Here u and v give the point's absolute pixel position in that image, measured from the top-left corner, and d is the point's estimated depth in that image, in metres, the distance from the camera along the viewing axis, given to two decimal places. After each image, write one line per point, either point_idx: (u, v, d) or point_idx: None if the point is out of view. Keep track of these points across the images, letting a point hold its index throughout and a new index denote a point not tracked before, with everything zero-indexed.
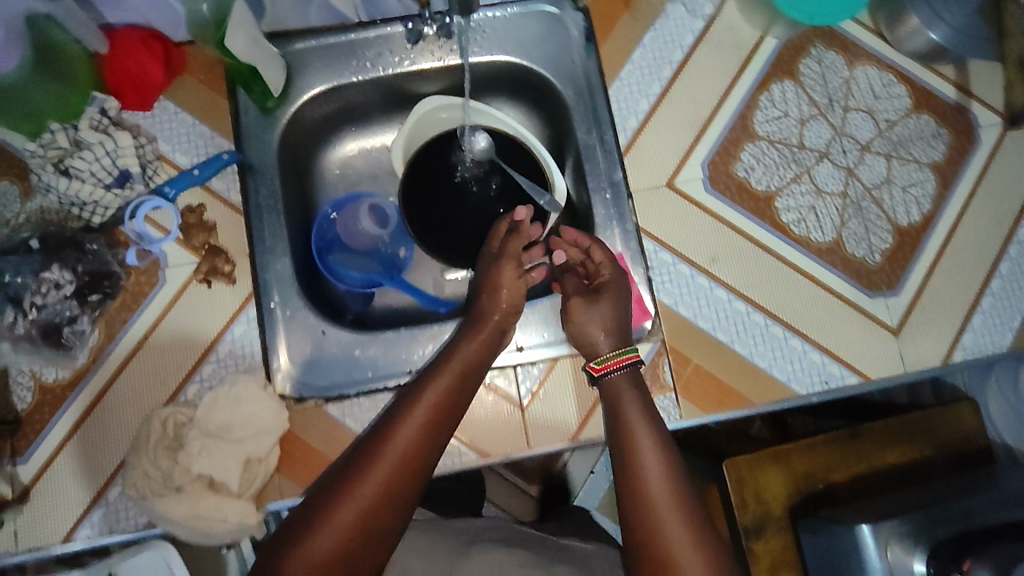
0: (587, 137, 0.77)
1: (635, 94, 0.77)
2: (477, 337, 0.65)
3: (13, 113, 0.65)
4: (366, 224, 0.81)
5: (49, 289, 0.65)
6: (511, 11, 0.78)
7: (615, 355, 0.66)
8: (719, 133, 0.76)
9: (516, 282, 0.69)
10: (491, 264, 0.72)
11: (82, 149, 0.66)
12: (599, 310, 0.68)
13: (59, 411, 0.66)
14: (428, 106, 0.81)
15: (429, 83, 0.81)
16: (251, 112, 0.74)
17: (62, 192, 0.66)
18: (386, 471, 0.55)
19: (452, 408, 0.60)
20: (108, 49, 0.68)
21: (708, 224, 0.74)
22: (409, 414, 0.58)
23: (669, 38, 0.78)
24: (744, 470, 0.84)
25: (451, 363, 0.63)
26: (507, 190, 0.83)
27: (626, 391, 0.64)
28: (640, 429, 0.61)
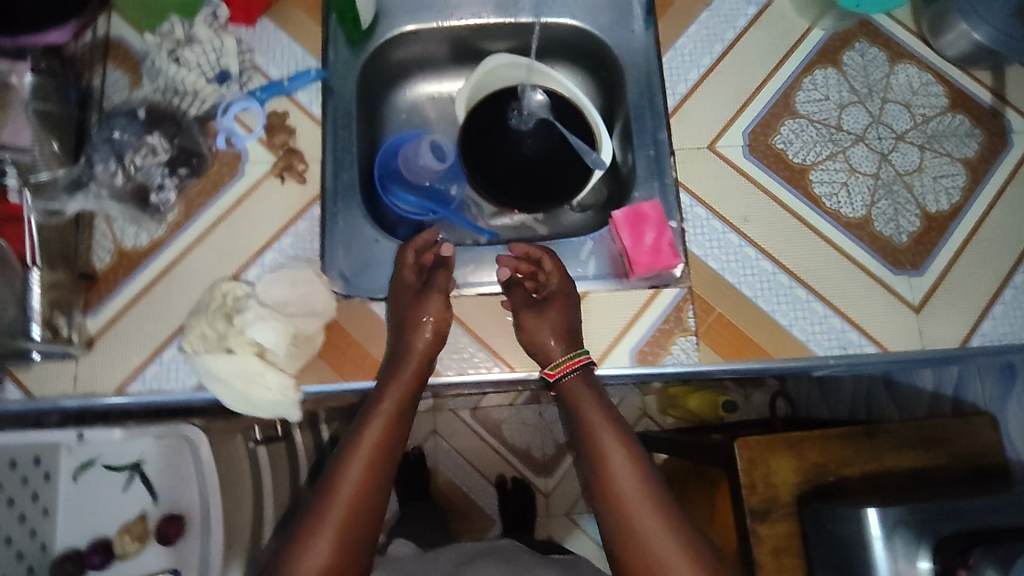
0: (639, 100, 0.82)
1: (688, 63, 0.82)
2: (412, 357, 0.70)
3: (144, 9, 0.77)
4: (426, 158, 0.85)
5: (147, 153, 0.73)
6: None
7: (568, 360, 0.72)
8: (762, 106, 0.81)
9: (442, 309, 0.72)
10: (402, 302, 0.73)
11: (188, 45, 0.75)
12: (548, 319, 0.73)
13: (132, 274, 0.71)
14: (494, 60, 0.88)
15: (497, 43, 0.90)
16: (339, 44, 0.81)
17: (169, 77, 0.75)
18: (343, 507, 0.64)
19: (392, 444, 0.69)
20: None
21: (744, 186, 0.78)
22: (356, 454, 0.67)
23: (725, 18, 0.84)
24: (757, 452, 0.85)
25: (384, 406, 0.69)
26: (557, 144, 0.88)
27: (579, 390, 0.72)
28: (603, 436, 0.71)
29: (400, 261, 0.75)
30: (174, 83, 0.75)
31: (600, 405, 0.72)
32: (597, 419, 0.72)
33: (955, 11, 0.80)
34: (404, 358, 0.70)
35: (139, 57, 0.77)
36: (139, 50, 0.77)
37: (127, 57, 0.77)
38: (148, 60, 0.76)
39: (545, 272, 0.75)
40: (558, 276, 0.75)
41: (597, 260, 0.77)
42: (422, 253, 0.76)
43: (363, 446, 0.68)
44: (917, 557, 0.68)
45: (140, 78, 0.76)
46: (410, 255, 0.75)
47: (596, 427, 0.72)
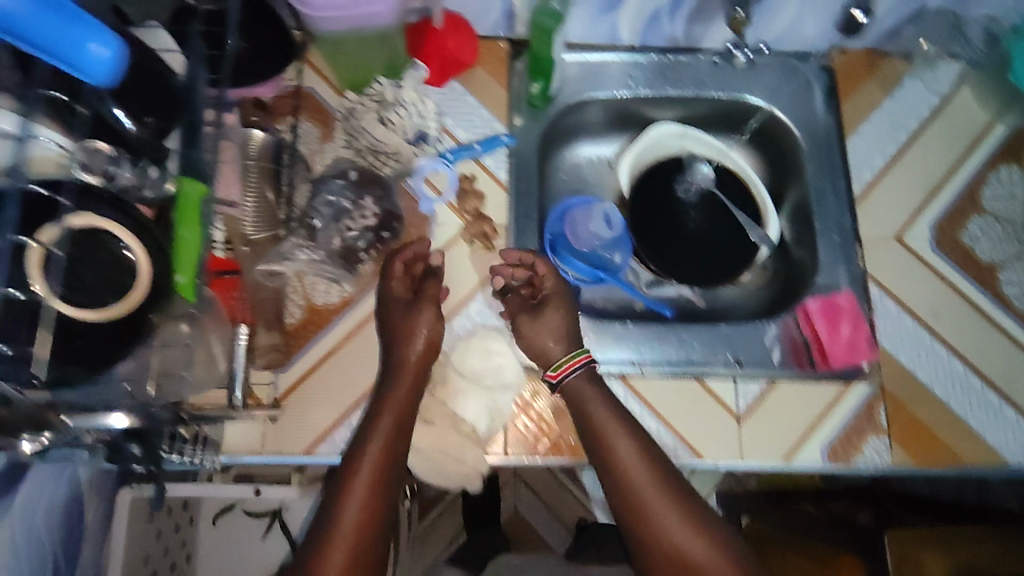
0: (821, 183, 0.81)
1: (873, 151, 0.81)
2: (404, 371, 0.65)
3: (347, 66, 0.74)
4: (595, 225, 0.83)
5: (360, 216, 0.72)
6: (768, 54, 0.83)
7: (567, 360, 0.66)
8: (948, 201, 0.80)
9: (434, 318, 0.68)
10: (391, 309, 0.69)
11: (394, 106, 0.74)
12: (547, 323, 0.69)
13: (321, 332, 0.70)
14: (660, 129, 0.87)
15: (666, 111, 0.88)
16: (521, 108, 0.80)
17: (368, 134, 0.74)
18: (353, 522, 0.58)
19: (394, 454, 0.61)
20: (441, 24, 0.74)
21: (930, 281, 0.77)
22: (359, 462, 0.60)
23: (909, 106, 0.82)
24: (908, 546, 0.68)
25: (381, 423, 0.62)
26: (722, 219, 0.88)
27: (586, 390, 0.65)
28: (621, 454, 0.62)
29: (388, 275, 0.69)
30: (371, 137, 0.74)
31: (612, 412, 0.63)
32: (612, 430, 0.63)
33: None
34: (401, 370, 0.65)
35: (336, 114, 0.76)
36: (337, 108, 0.76)
37: (325, 113, 0.75)
38: (348, 115, 0.75)
39: (537, 277, 0.70)
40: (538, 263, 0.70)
41: (779, 350, 0.75)
42: (413, 265, 0.70)
43: (364, 459, 0.60)
44: None
45: (334, 133, 0.75)
46: (399, 267, 0.69)
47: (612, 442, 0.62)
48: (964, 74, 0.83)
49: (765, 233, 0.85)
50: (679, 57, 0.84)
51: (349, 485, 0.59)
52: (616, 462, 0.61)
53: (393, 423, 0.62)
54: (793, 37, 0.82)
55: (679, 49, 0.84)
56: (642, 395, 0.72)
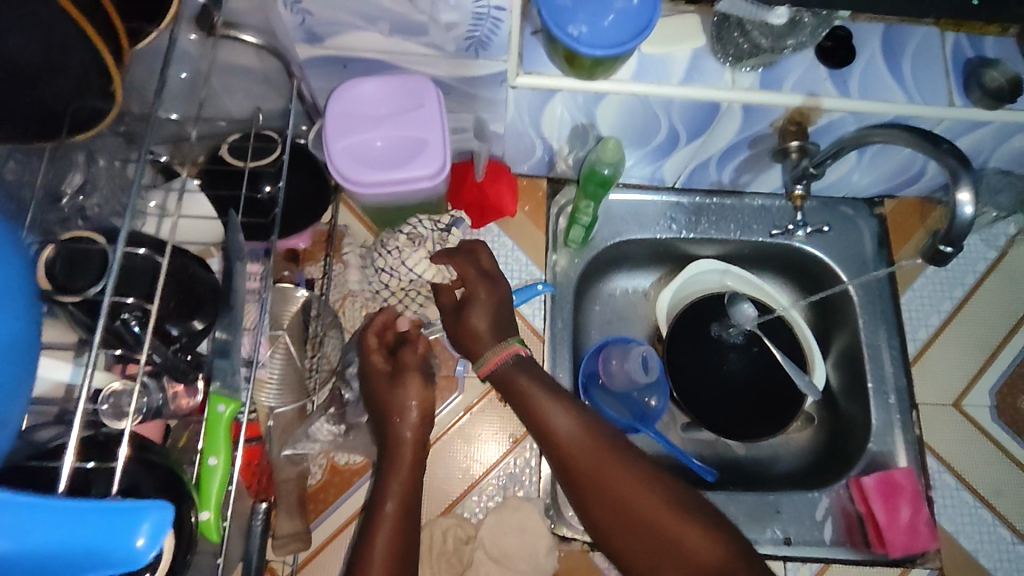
0: (873, 336, 0.77)
1: (927, 308, 0.78)
2: (402, 467, 0.58)
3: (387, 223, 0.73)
4: (631, 368, 0.77)
5: None
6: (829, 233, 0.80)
7: (491, 357, 0.62)
8: (1006, 365, 0.76)
9: (422, 391, 0.59)
10: (377, 387, 0.60)
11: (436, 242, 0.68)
12: (474, 320, 0.64)
13: (344, 493, 0.66)
14: (699, 266, 0.85)
15: (706, 247, 0.85)
16: (561, 249, 0.79)
17: (403, 272, 0.67)
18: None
19: (411, 545, 0.55)
20: (483, 176, 0.75)
21: (991, 452, 0.73)
22: (369, 554, 0.53)
23: (964, 261, 0.80)
24: None
25: (387, 509, 0.56)
26: (767, 364, 0.83)
27: (518, 380, 0.62)
28: (553, 415, 0.60)
29: (364, 351, 0.63)
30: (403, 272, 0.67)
31: (538, 381, 0.61)
32: (605, 470, 0.58)
33: None
34: (396, 458, 0.58)
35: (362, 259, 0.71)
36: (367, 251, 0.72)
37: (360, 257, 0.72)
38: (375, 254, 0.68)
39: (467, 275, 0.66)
40: (488, 293, 0.65)
41: (833, 526, 0.70)
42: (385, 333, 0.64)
43: (375, 552, 0.54)
44: None
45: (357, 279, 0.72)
46: (373, 338, 0.63)
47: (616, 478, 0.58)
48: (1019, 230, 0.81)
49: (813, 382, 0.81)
50: (725, 200, 0.83)
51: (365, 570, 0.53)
52: (558, 442, 0.60)
53: (400, 509, 0.56)
54: (842, 185, 0.79)
55: (725, 193, 0.83)
56: None
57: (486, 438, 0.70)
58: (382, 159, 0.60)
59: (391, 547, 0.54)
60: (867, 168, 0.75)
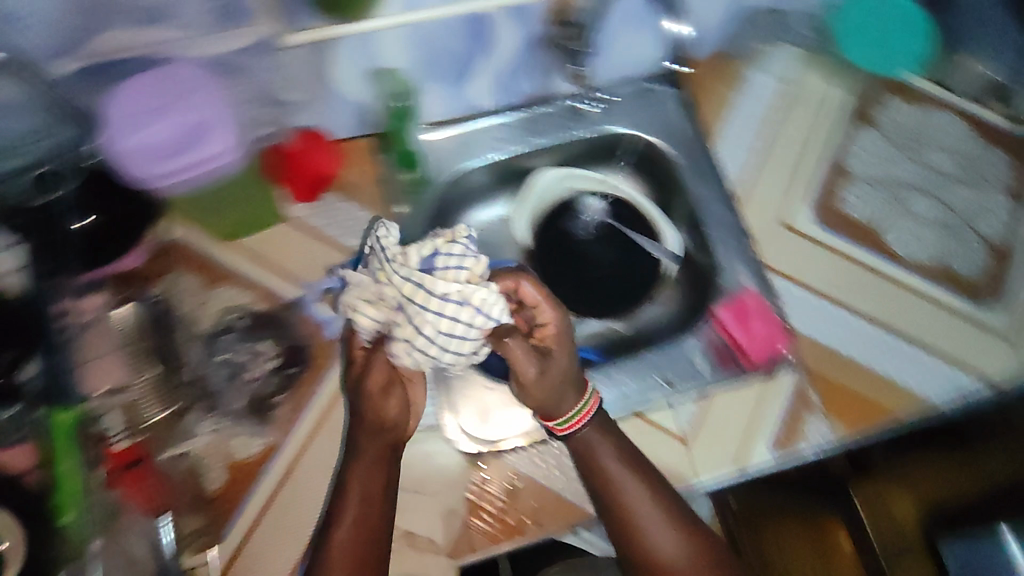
0: (701, 192, 0.85)
1: (737, 149, 0.87)
2: (363, 448, 0.63)
3: (217, 219, 0.73)
4: None
5: (258, 362, 0.69)
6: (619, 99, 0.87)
7: (574, 416, 0.65)
8: (819, 178, 0.85)
9: (396, 408, 0.64)
10: (365, 392, 0.63)
11: (468, 268, 0.57)
12: (553, 369, 0.65)
13: (251, 487, 0.66)
14: (543, 177, 0.89)
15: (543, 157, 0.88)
16: (403, 196, 0.81)
17: (480, 323, 0.56)
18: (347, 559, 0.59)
19: (378, 520, 0.61)
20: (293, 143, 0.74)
21: (826, 256, 0.81)
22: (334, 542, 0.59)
23: (759, 101, 0.89)
24: (874, 500, 0.81)
25: (348, 501, 0.61)
26: (623, 248, 0.90)
27: (597, 447, 0.66)
28: (638, 497, 0.64)
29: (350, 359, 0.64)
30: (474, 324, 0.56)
31: (625, 462, 0.65)
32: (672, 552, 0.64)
33: (960, 54, 0.89)
34: (356, 447, 0.63)
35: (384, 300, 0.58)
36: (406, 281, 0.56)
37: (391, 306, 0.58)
38: (420, 297, 0.55)
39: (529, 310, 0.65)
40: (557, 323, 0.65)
41: (702, 353, 0.77)
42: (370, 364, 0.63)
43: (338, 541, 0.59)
44: None
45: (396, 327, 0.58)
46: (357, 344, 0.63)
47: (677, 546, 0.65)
48: (800, 63, 0.91)
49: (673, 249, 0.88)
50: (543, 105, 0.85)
51: (328, 544, 0.60)
52: (631, 517, 0.64)
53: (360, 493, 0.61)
54: (631, 58, 0.86)
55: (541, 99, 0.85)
56: None
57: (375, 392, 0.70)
58: (159, 148, 0.61)
59: (357, 517, 0.60)
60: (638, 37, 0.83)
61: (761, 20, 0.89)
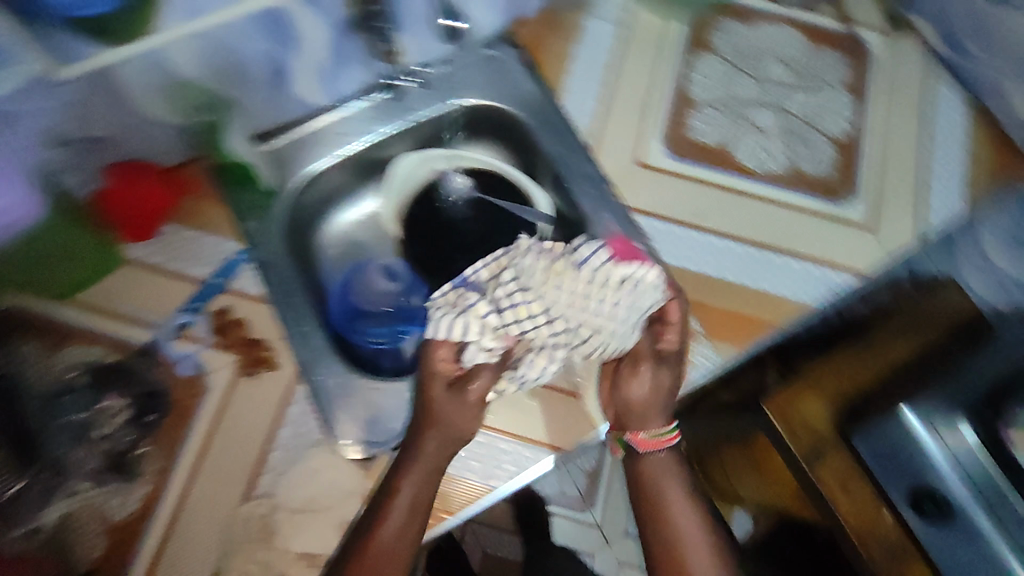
0: (556, 147, 0.84)
1: (583, 98, 0.86)
2: (426, 452, 0.63)
3: (41, 284, 0.68)
4: (378, 283, 0.84)
5: (113, 416, 0.67)
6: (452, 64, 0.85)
7: (661, 436, 0.69)
8: (664, 112, 0.85)
9: (470, 420, 0.64)
10: (439, 396, 0.64)
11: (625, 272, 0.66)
12: (647, 379, 0.69)
13: (133, 547, 0.63)
14: (405, 163, 0.85)
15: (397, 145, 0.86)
16: (251, 212, 0.77)
17: (612, 310, 0.66)
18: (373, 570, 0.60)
19: (423, 505, 0.62)
20: (110, 183, 0.70)
21: (683, 186, 0.82)
22: (374, 543, 0.61)
23: (596, 47, 0.88)
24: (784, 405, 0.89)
25: (395, 503, 0.62)
26: (498, 219, 0.86)
27: (667, 466, 0.70)
28: (679, 511, 0.68)
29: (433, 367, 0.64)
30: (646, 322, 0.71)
31: (679, 483, 0.70)
32: (696, 543, 0.67)
33: None
34: (420, 446, 0.63)
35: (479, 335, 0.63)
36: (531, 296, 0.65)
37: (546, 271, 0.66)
38: (535, 318, 0.65)
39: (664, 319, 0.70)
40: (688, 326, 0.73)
41: None
42: (452, 378, 0.64)
43: (376, 540, 0.61)
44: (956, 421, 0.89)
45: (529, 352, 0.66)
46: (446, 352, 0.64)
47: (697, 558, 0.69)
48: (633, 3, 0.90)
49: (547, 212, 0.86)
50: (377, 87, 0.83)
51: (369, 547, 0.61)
52: (675, 532, 0.67)
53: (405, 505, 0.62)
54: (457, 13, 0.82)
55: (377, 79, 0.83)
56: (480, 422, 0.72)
57: (250, 415, 0.68)
58: None
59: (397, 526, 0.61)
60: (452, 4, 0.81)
61: None
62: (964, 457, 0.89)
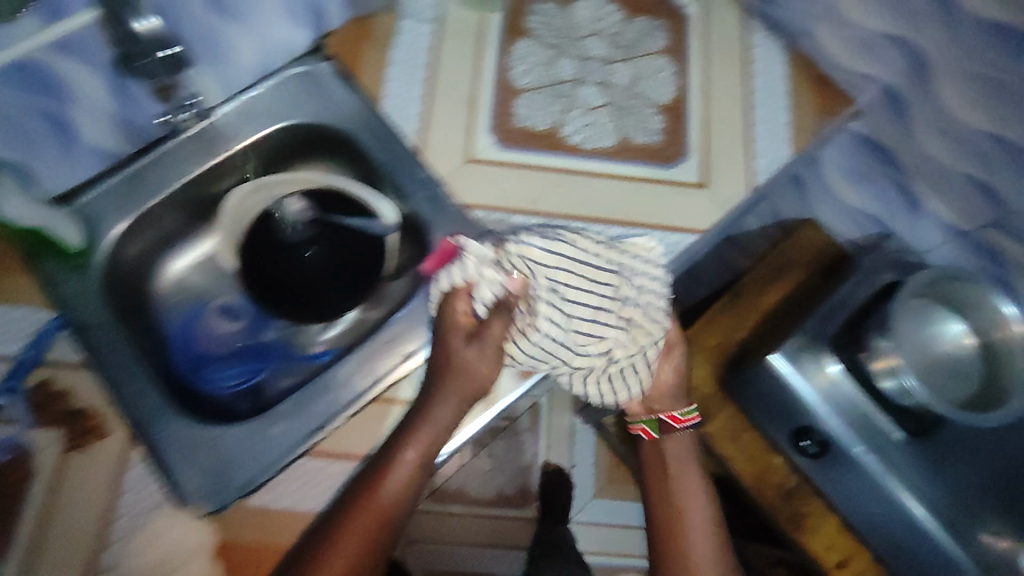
0: (384, 158, 0.82)
1: (405, 101, 0.82)
2: (438, 398, 0.67)
3: None
4: (224, 325, 0.81)
5: None
6: (269, 83, 0.83)
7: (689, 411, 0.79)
8: (489, 103, 0.83)
9: (489, 371, 0.68)
10: (452, 344, 0.69)
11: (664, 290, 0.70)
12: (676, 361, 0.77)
13: None
14: (238, 196, 0.84)
15: (227, 179, 0.84)
16: (64, 277, 0.74)
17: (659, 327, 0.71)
18: (363, 531, 0.63)
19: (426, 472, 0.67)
20: None
21: (517, 173, 0.80)
22: (377, 497, 0.64)
23: (412, 47, 0.85)
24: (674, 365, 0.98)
25: (408, 458, 0.65)
26: (339, 239, 0.84)
27: (698, 524, 0.76)
28: (699, 531, 0.75)
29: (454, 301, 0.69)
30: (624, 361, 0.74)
31: (702, 510, 0.77)
32: (702, 548, 0.75)
33: None
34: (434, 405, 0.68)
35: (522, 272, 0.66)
36: (594, 259, 0.68)
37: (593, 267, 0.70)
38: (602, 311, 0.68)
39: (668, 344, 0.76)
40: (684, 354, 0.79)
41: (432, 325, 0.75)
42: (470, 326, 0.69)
43: (382, 496, 0.65)
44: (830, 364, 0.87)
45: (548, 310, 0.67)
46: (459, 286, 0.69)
47: (688, 526, 0.75)
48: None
49: (386, 221, 0.83)
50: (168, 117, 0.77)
51: (372, 501, 0.64)
52: (682, 526, 0.76)
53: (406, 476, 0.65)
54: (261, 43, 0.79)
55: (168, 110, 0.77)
56: (336, 451, 0.70)
57: (80, 487, 0.66)
58: None
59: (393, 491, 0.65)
60: (247, 43, 0.77)
61: None
62: (838, 397, 0.87)
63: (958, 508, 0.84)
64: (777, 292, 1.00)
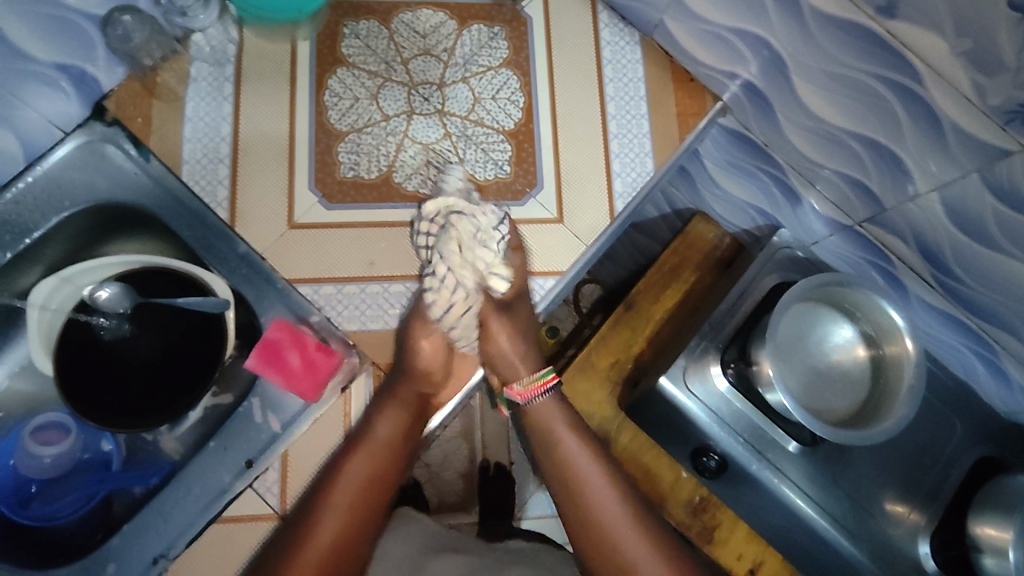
0: (194, 233, 0.71)
1: (210, 164, 0.71)
2: (424, 352, 0.68)
3: None
4: (44, 448, 0.72)
5: None
6: (41, 168, 0.70)
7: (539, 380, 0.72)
8: (308, 153, 0.73)
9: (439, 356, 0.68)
10: (411, 328, 0.68)
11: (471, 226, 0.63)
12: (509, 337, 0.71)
13: None
14: (36, 297, 0.72)
15: (28, 275, 0.73)
16: None
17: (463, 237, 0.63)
18: (322, 557, 0.64)
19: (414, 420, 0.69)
20: None
21: (349, 234, 0.71)
22: (374, 435, 0.67)
23: (210, 95, 0.73)
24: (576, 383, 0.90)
25: (401, 394, 0.68)
26: (169, 323, 0.74)
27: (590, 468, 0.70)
28: (593, 477, 0.70)
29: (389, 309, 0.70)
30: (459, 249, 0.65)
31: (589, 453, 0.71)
32: (596, 484, 0.70)
33: None
34: (418, 365, 0.68)
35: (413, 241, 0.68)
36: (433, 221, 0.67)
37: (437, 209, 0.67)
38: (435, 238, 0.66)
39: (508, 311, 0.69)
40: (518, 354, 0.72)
41: (277, 415, 0.69)
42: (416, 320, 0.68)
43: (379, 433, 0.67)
44: (717, 374, 0.81)
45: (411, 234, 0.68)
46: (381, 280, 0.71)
47: (581, 479, 0.70)
48: (241, 28, 0.75)
49: (217, 298, 0.72)
50: None
51: (372, 432, 0.67)
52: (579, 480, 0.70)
53: (389, 439, 0.68)
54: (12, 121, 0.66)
55: None
56: None
57: None
58: None
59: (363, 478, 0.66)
60: None
61: (158, 3, 0.71)
62: (731, 415, 0.81)
63: (852, 502, 0.83)
64: (670, 296, 0.94)
